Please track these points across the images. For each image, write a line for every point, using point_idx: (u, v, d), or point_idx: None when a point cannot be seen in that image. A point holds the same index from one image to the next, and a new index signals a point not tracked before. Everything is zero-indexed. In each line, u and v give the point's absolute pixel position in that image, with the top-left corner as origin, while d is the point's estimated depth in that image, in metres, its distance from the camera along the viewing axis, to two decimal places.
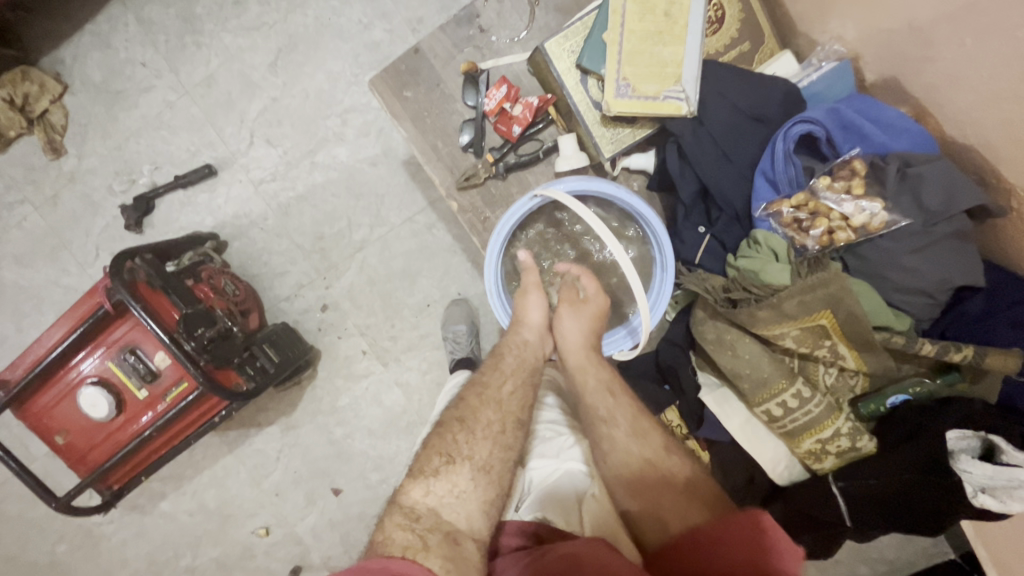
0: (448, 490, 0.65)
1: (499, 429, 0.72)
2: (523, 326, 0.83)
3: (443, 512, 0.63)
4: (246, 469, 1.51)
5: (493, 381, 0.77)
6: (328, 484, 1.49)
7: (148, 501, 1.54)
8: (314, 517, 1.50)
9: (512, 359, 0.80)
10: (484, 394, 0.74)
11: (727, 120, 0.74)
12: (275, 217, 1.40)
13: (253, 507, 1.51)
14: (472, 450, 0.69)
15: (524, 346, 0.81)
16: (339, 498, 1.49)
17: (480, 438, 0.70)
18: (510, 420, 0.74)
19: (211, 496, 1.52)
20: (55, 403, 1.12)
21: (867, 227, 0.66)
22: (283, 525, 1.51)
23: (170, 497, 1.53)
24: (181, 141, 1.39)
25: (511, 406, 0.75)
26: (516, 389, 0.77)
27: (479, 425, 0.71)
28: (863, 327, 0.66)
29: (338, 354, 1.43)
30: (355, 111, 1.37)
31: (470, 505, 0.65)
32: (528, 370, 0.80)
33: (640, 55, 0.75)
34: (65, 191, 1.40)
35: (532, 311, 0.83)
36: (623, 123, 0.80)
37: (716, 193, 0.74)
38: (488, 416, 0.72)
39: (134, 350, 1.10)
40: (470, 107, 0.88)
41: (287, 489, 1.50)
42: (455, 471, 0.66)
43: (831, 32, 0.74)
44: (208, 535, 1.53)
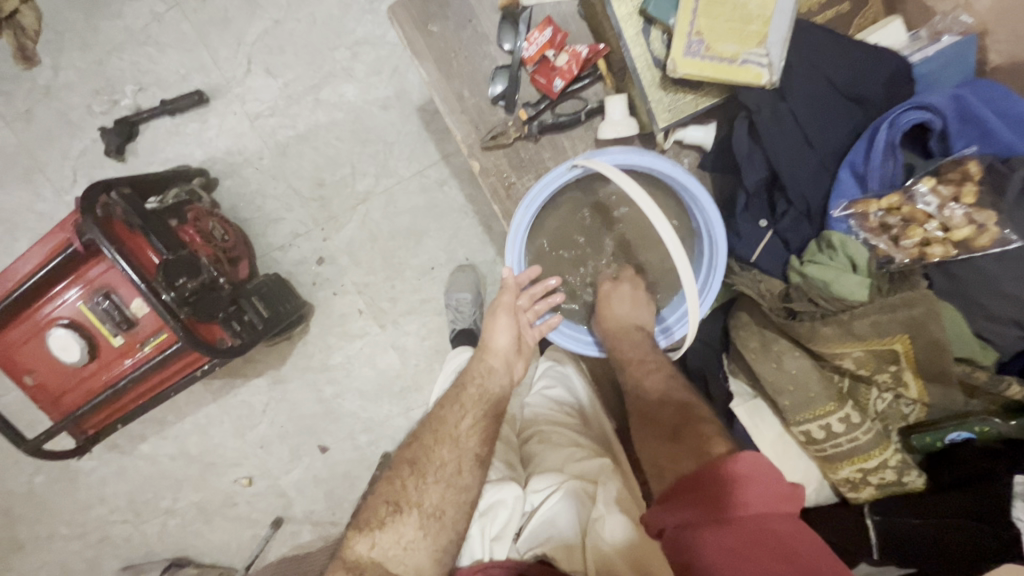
0: (396, 540, 0.63)
1: (453, 470, 0.67)
2: (490, 351, 0.74)
3: (390, 564, 0.62)
4: (231, 420, 1.44)
5: (449, 416, 0.70)
6: (314, 442, 1.43)
7: (128, 442, 1.48)
8: (299, 472, 1.46)
9: (474, 391, 0.72)
10: (438, 432, 0.68)
11: (817, 96, 0.62)
12: (271, 157, 1.27)
13: (237, 457, 1.46)
14: (423, 496, 0.65)
15: (489, 376, 0.74)
16: (326, 456, 1.44)
17: (431, 483, 0.66)
18: (466, 460, 0.68)
19: (193, 443, 1.47)
20: (23, 341, 1.03)
21: (970, 242, 0.56)
22: (267, 477, 1.47)
23: (150, 440, 1.47)
24: (169, 61, 1.24)
25: (468, 443, 0.69)
26: (475, 425, 0.71)
27: (429, 467, 0.67)
28: (943, 358, 0.58)
29: (333, 311, 1.34)
30: (368, 44, 1.22)
31: (418, 554, 0.63)
32: (491, 404, 0.73)
33: (720, 6, 0.62)
34: (39, 106, 1.25)
35: (500, 336, 0.75)
36: (685, 89, 0.68)
37: (789, 183, 0.63)
38: (440, 458, 0.67)
39: (110, 294, 1.00)
40: (506, 53, 0.75)
41: (272, 443, 1.45)
42: (402, 521, 0.64)
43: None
44: (189, 480, 1.49)
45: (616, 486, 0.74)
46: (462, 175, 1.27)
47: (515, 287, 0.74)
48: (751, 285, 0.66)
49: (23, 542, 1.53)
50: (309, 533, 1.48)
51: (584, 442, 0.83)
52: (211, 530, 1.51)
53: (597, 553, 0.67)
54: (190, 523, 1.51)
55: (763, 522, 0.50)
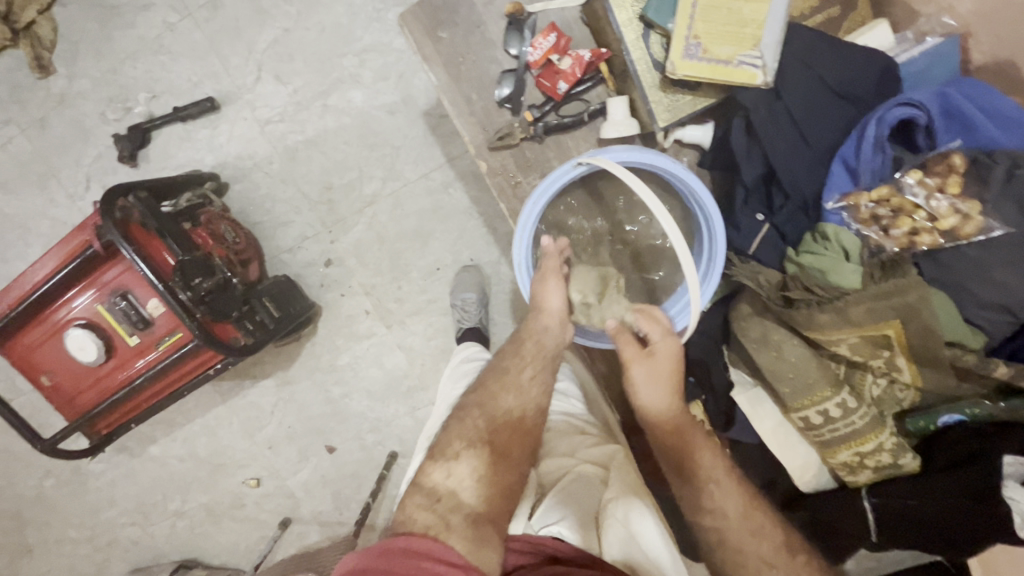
0: (467, 475, 0.68)
1: (518, 416, 0.72)
2: (543, 311, 0.75)
3: (462, 495, 0.66)
4: (239, 420, 1.47)
5: (511, 366, 0.75)
6: (322, 442, 1.46)
7: (138, 444, 1.50)
8: (307, 472, 1.48)
9: (531, 345, 0.75)
10: (503, 379, 0.74)
11: (809, 94, 0.65)
12: (280, 161, 1.30)
13: (245, 458, 1.48)
14: (492, 437, 0.70)
15: (544, 334, 0.75)
16: (333, 456, 1.46)
17: (499, 425, 0.71)
18: (529, 409, 0.74)
19: (202, 444, 1.49)
20: (40, 342, 1.06)
21: (957, 231, 0.59)
22: (275, 477, 1.49)
23: (160, 442, 1.50)
24: (181, 69, 1.28)
25: (531, 393, 0.74)
26: (536, 376, 0.75)
27: (496, 411, 0.72)
28: (934, 342, 0.60)
29: (340, 312, 1.37)
30: (375, 51, 1.26)
31: (488, 488, 0.67)
32: (547, 358, 0.76)
33: (716, 11, 0.65)
34: (55, 114, 1.29)
35: (551, 298, 0.74)
36: (684, 89, 0.71)
37: (784, 177, 0.67)
38: (506, 403, 0.72)
39: (126, 294, 1.02)
40: (512, 57, 0.78)
41: (280, 443, 1.47)
42: (472, 457, 0.69)
43: (939, 2, 0.65)
44: (199, 481, 1.51)
45: (625, 471, 0.78)
46: (467, 177, 1.30)
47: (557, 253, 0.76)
48: (749, 276, 0.69)
49: (34, 545, 1.55)
50: (316, 533, 1.49)
51: (590, 429, 0.87)
52: (219, 531, 1.52)
53: (615, 531, 0.70)
54: (199, 524, 1.52)
55: None
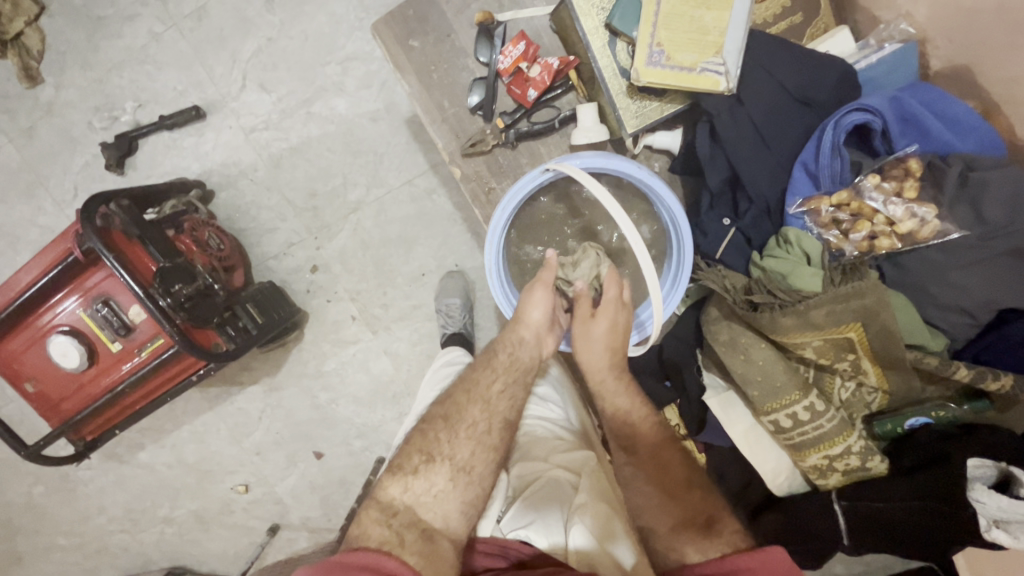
0: (426, 489, 0.66)
1: (483, 429, 0.70)
2: (521, 323, 0.75)
3: (420, 511, 0.64)
4: (227, 427, 1.47)
5: (482, 377, 0.73)
6: (309, 448, 1.46)
7: (126, 451, 1.51)
8: (295, 478, 1.48)
9: (505, 357, 0.75)
10: (471, 391, 0.72)
11: (770, 100, 0.66)
12: (266, 169, 1.31)
13: (233, 464, 1.49)
14: (455, 450, 0.68)
15: (519, 346, 0.74)
16: (321, 462, 1.46)
17: (463, 439, 0.69)
18: (496, 421, 0.72)
19: (190, 451, 1.49)
20: (24, 349, 1.06)
21: (914, 235, 0.59)
22: (263, 484, 1.49)
23: (148, 449, 1.50)
24: (167, 78, 1.29)
25: (498, 407, 0.72)
26: (505, 389, 0.74)
27: (462, 424, 0.70)
28: (895, 344, 0.61)
29: (327, 317, 1.38)
30: (357, 59, 1.27)
31: (448, 504, 0.65)
32: (521, 370, 0.75)
33: (678, 19, 0.66)
34: (43, 123, 1.30)
35: (532, 309, 0.74)
36: (650, 96, 0.72)
37: (748, 182, 0.67)
38: (473, 416, 0.70)
39: (108, 301, 1.03)
40: (482, 65, 0.79)
41: (267, 450, 1.47)
42: (434, 471, 0.66)
43: (898, 9, 0.66)
44: (187, 488, 1.51)
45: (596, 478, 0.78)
46: (451, 183, 1.31)
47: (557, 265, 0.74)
48: (716, 281, 0.69)
49: (24, 553, 1.55)
50: (305, 539, 1.50)
51: (564, 433, 0.88)
52: (208, 537, 1.52)
53: None
54: (188, 531, 1.53)
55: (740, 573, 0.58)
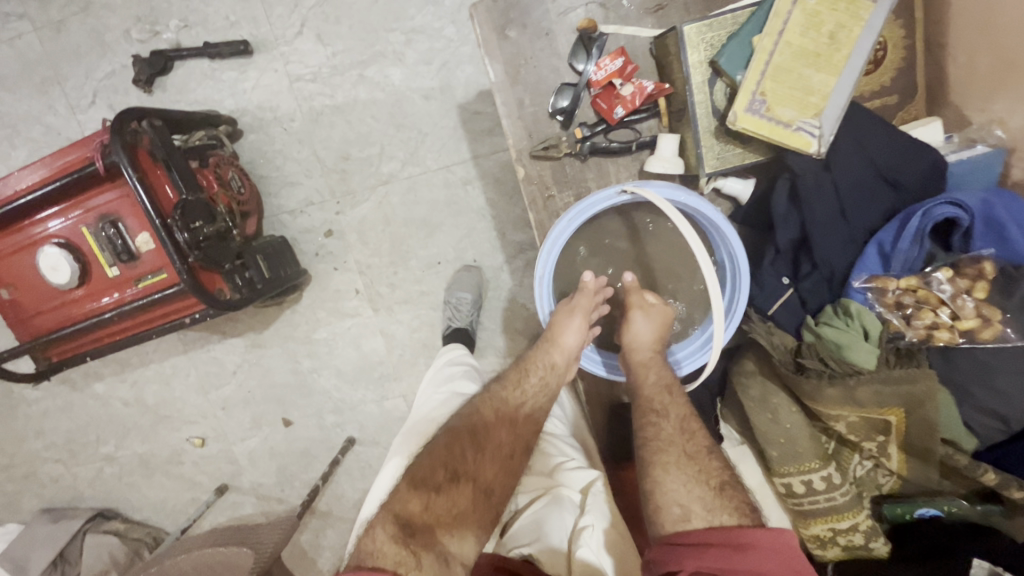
0: (448, 509, 0.65)
1: (507, 453, 0.73)
2: (556, 347, 0.77)
3: (438, 530, 0.63)
4: (197, 374, 1.40)
5: (513, 398, 0.77)
6: (280, 413, 1.41)
7: (82, 378, 1.42)
8: (257, 442, 1.42)
9: (535, 379, 0.79)
10: (500, 409, 0.75)
11: (859, 174, 0.67)
12: (303, 121, 1.27)
13: (194, 415, 1.42)
14: (479, 472, 0.70)
15: (550, 370, 0.78)
16: (288, 430, 1.41)
17: (487, 461, 0.71)
18: (517, 446, 0.74)
19: (147, 393, 1.42)
20: (12, 253, 0.99)
21: (974, 333, 0.61)
22: (221, 440, 1.43)
23: (106, 380, 1.42)
24: (220, 6, 1.23)
25: (522, 432, 0.76)
26: (533, 412, 0.77)
27: (490, 444, 0.72)
28: (931, 436, 0.62)
29: (329, 284, 1.33)
30: (423, 33, 1.22)
31: (465, 528, 0.65)
32: (549, 395, 0.79)
33: (786, 73, 0.66)
34: (75, 20, 1.24)
35: (568, 336, 0.77)
36: (736, 141, 0.72)
37: (818, 248, 0.68)
38: (500, 437, 0.73)
39: (116, 222, 0.96)
40: (574, 72, 0.78)
41: (234, 407, 1.41)
42: (458, 491, 0.67)
43: (991, 115, 0.67)
44: (139, 429, 1.44)
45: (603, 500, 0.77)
46: (488, 181, 1.27)
47: (593, 290, 0.78)
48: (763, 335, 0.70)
49: None
50: (251, 506, 1.44)
51: (573, 452, 0.86)
52: (149, 485, 1.46)
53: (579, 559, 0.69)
54: (128, 474, 1.45)
55: (766, 562, 0.54)
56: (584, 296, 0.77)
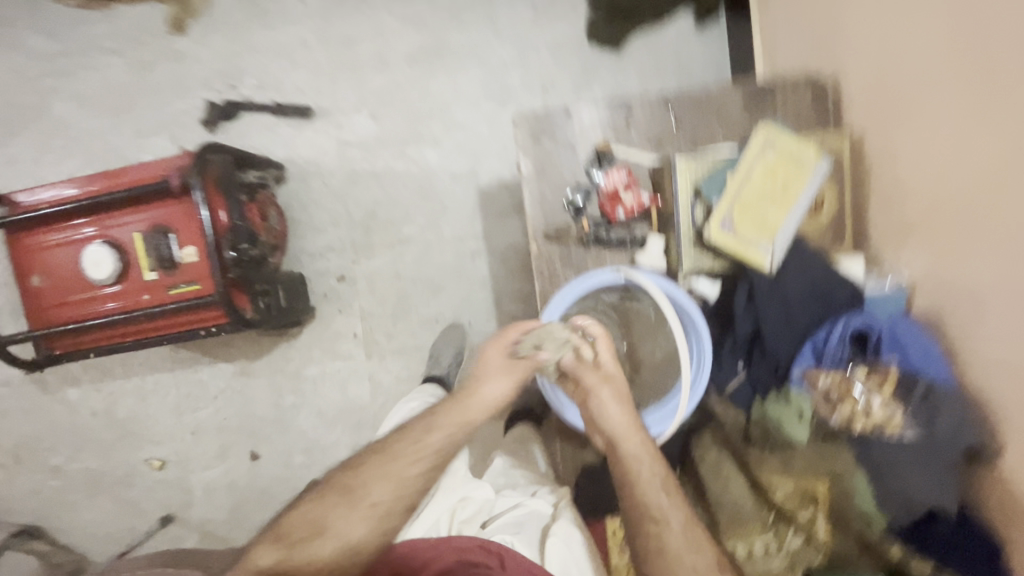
0: (336, 520, 0.82)
1: (405, 479, 0.84)
2: (480, 392, 0.89)
3: (328, 536, 0.81)
4: (176, 395, 1.51)
5: (426, 430, 0.87)
6: (249, 446, 1.51)
7: (55, 383, 1.53)
8: (218, 472, 1.52)
9: (453, 413, 0.88)
10: (415, 442, 0.86)
11: (801, 288, 0.85)
12: (342, 179, 1.44)
13: (162, 436, 1.52)
14: (370, 492, 0.83)
15: (473, 406, 0.89)
16: (253, 463, 1.51)
17: (386, 485, 0.84)
18: (420, 472, 0.85)
19: (127, 404, 1.52)
20: (63, 244, 1.10)
21: (885, 423, 0.75)
22: (181, 466, 1.53)
23: (80, 387, 1.52)
24: (294, 76, 1.43)
25: (426, 457, 0.85)
26: (442, 443, 0.86)
27: (385, 472, 0.84)
28: (848, 506, 0.79)
29: (330, 325, 1.45)
30: (461, 128, 1.44)
31: (346, 537, 0.81)
32: (465, 426, 0.88)
33: (750, 207, 0.87)
34: (164, 64, 1.44)
35: (489, 383, 0.89)
36: (708, 252, 0.92)
37: (767, 340, 0.85)
38: (400, 466, 0.84)
39: (168, 233, 1.06)
40: (587, 177, 0.96)
41: (205, 433, 1.51)
42: (342, 509, 0.82)
43: (901, 260, 0.87)
44: (101, 444, 1.53)
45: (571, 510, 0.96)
46: (494, 259, 1.44)
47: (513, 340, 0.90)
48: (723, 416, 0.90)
49: None
50: (194, 540, 1.53)
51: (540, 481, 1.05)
52: (88, 506, 1.54)
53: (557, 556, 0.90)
54: (71, 492, 1.54)
55: None
56: (511, 347, 0.90)
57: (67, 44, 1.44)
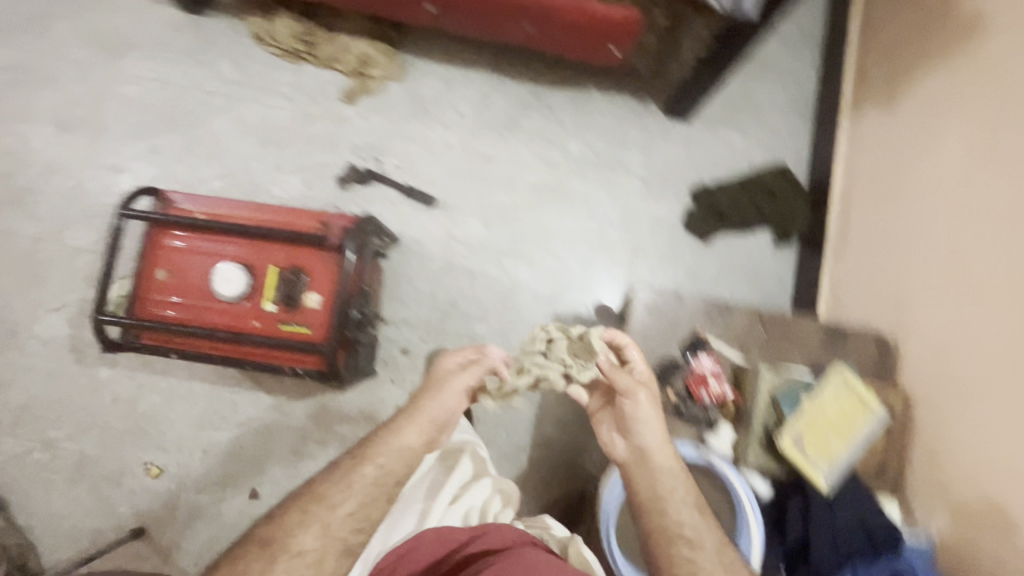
0: (310, 521, 0.86)
1: (370, 480, 0.91)
2: (444, 400, 0.99)
3: (302, 541, 0.84)
4: (204, 409, 1.52)
5: (398, 432, 0.95)
6: (251, 482, 1.49)
7: (92, 357, 1.53)
8: (209, 499, 1.49)
9: (422, 419, 0.97)
10: (379, 447, 0.94)
11: (850, 517, 0.99)
12: (438, 267, 1.59)
13: (171, 444, 1.51)
14: (335, 494, 0.89)
15: (439, 410, 0.98)
16: (248, 502, 1.48)
17: (352, 492, 0.90)
18: (387, 476, 0.92)
19: (151, 401, 1.52)
20: (197, 253, 1.19)
21: None
22: (176, 480, 1.49)
23: (115, 369, 1.53)
24: (430, 169, 1.62)
25: (395, 459, 0.93)
26: (414, 442, 0.95)
27: (349, 476, 0.91)
28: None
29: (378, 391, 1.52)
30: (555, 258, 1.61)
31: (315, 535, 0.85)
32: (434, 428, 0.98)
33: (819, 429, 1.04)
34: (324, 122, 1.63)
35: (452, 392, 1.00)
36: (771, 454, 1.07)
37: (813, 556, 0.97)
38: (365, 472, 0.91)
39: (300, 277, 1.17)
40: (681, 357, 1.14)
41: (214, 455, 1.50)
42: (311, 517, 0.87)
43: (931, 522, 1.06)
44: (107, 432, 1.51)
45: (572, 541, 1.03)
46: None
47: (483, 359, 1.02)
48: None
49: None
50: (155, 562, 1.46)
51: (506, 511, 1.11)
52: (66, 491, 1.49)
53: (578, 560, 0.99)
54: (56, 470, 1.49)
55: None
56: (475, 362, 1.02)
57: (247, 78, 1.64)
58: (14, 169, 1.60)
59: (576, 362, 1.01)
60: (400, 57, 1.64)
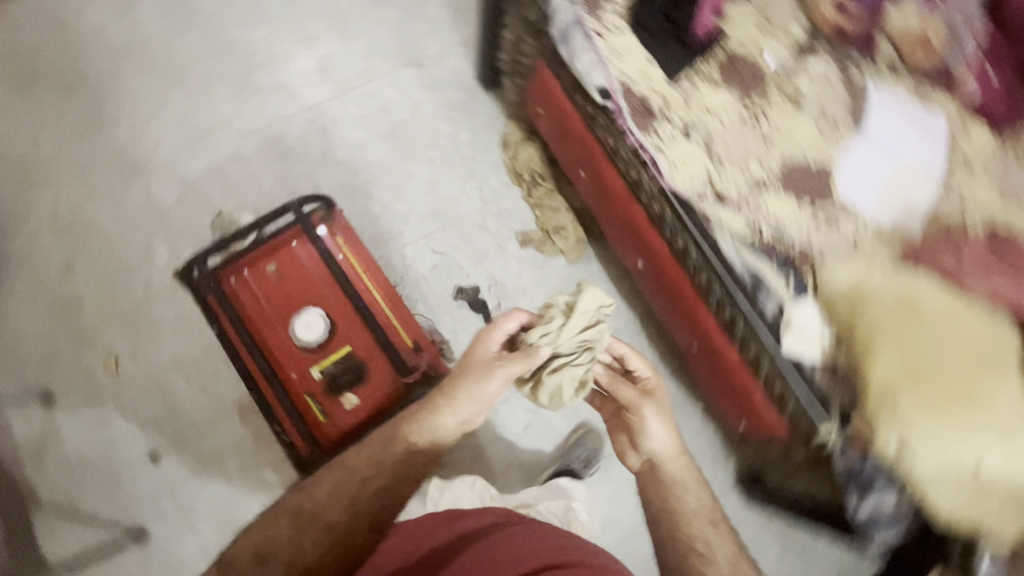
0: (345, 497, 0.93)
1: (402, 458, 0.96)
2: (473, 382, 0.99)
3: (332, 517, 0.92)
4: (187, 353, 1.47)
5: (435, 412, 0.99)
6: (158, 444, 1.42)
7: (161, 236, 1.55)
8: (118, 424, 1.43)
9: (451, 404, 0.98)
10: (411, 432, 0.98)
11: None
12: None
13: (139, 354, 1.47)
14: (372, 468, 0.95)
15: (467, 395, 0.98)
16: (140, 457, 1.41)
17: (383, 466, 0.95)
18: (418, 456, 0.97)
19: (160, 309, 1.50)
20: (307, 282, 1.25)
21: None
22: (112, 384, 1.45)
23: (165, 261, 1.53)
24: None
25: (425, 441, 0.97)
26: (453, 415, 0.99)
27: (387, 450, 0.96)
28: None
29: None
30: None
31: (347, 507, 0.92)
32: (474, 401, 0.98)
33: None
34: (488, 236, 1.65)
35: (480, 386, 0.99)
36: None
37: None
38: (396, 450, 0.96)
39: (355, 374, 1.20)
40: None
41: (156, 396, 1.45)
42: (342, 494, 0.93)
43: None
44: (110, 298, 1.50)
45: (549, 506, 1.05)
46: None
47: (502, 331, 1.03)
48: None
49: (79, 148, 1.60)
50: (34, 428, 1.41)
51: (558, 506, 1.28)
52: (41, 310, 1.48)
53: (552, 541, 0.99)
54: (51, 289, 1.50)
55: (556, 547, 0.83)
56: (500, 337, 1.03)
57: (469, 156, 1.70)
58: (260, 66, 1.71)
59: (587, 334, 1.03)
60: (588, 248, 1.65)
